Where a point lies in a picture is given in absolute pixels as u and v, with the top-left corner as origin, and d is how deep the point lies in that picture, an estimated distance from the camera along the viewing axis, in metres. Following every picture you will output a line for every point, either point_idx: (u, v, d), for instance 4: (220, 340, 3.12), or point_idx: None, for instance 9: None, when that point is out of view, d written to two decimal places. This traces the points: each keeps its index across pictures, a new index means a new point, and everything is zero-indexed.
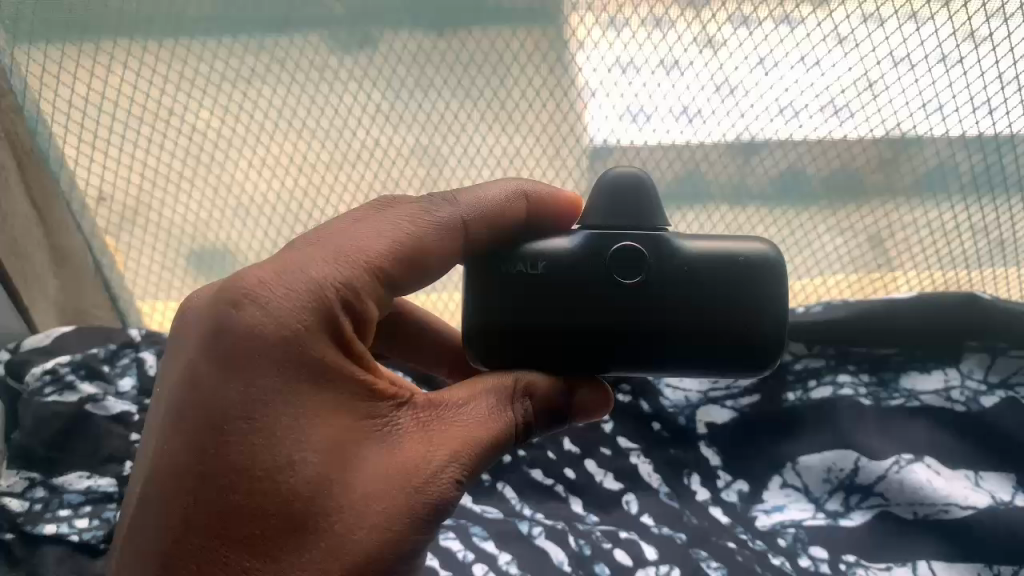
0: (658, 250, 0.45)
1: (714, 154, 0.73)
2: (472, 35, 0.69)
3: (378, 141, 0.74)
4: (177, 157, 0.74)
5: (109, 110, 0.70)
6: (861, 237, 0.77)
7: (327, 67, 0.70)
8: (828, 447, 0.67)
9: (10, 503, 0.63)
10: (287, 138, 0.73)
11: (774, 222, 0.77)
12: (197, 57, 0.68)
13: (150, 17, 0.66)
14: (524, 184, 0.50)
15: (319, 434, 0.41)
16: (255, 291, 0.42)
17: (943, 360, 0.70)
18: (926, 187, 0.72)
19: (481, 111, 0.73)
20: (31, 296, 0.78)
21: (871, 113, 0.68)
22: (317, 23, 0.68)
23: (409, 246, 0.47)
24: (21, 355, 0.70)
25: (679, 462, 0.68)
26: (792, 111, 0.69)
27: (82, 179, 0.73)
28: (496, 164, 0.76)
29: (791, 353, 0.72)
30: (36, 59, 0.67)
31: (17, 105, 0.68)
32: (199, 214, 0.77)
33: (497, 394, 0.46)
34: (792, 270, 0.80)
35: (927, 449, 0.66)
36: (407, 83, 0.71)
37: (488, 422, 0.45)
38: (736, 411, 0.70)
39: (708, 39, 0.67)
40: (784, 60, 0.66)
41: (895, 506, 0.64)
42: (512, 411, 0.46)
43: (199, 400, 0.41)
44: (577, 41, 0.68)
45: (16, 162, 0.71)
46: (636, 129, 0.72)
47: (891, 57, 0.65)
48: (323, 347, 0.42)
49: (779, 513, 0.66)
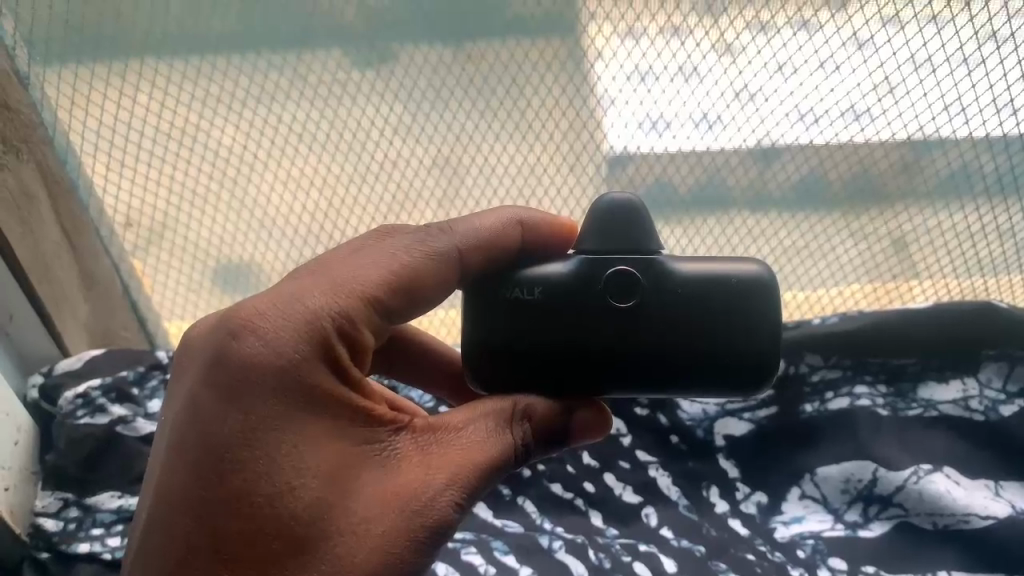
0: (652, 274, 0.44)
1: (736, 158, 0.70)
2: (489, 48, 0.66)
3: (397, 154, 0.72)
4: (202, 174, 0.73)
5: (130, 131, 0.69)
6: (884, 241, 0.74)
7: (349, 81, 0.68)
8: (846, 458, 0.67)
9: (45, 523, 0.65)
10: (311, 156, 0.72)
11: (797, 231, 0.75)
12: (221, 76, 0.67)
13: (172, 38, 0.65)
14: (519, 210, 0.49)
15: (319, 459, 0.41)
16: (254, 321, 0.41)
17: (960, 368, 0.70)
18: (943, 190, 0.70)
19: (502, 123, 0.71)
20: (61, 322, 0.77)
21: (893, 118, 0.65)
22: (337, 39, 0.66)
23: (405, 278, 0.45)
24: (54, 379, 0.72)
25: (696, 475, 0.68)
26: (813, 117, 0.66)
27: (113, 206, 0.74)
28: (514, 173, 0.74)
29: (808, 364, 0.71)
30: (59, 83, 0.66)
31: (46, 136, 0.68)
32: (224, 232, 0.77)
33: (495, 416, 0.45)
34: (818, 275, 0.78)
35: (945, 458, 0.66)
36: (425, 94, 0.69)
37: (489, 443, 0.44)
38: (753, 424, 0.70)
39: (726, 45, 0.63)
40: (795, 63, 0.63)
41: (915, 517, 0.64)
42: (512, 434, 0.45)
43: (200, 427, 0.40)
44: (595, 50, 0.65)
45: (48, 193, 0.71)
46: (655, 136, 0.69)
47: (912, 61, 0.62)
48: (322, 374, 0.42)
49: (798, 525, 0.65)
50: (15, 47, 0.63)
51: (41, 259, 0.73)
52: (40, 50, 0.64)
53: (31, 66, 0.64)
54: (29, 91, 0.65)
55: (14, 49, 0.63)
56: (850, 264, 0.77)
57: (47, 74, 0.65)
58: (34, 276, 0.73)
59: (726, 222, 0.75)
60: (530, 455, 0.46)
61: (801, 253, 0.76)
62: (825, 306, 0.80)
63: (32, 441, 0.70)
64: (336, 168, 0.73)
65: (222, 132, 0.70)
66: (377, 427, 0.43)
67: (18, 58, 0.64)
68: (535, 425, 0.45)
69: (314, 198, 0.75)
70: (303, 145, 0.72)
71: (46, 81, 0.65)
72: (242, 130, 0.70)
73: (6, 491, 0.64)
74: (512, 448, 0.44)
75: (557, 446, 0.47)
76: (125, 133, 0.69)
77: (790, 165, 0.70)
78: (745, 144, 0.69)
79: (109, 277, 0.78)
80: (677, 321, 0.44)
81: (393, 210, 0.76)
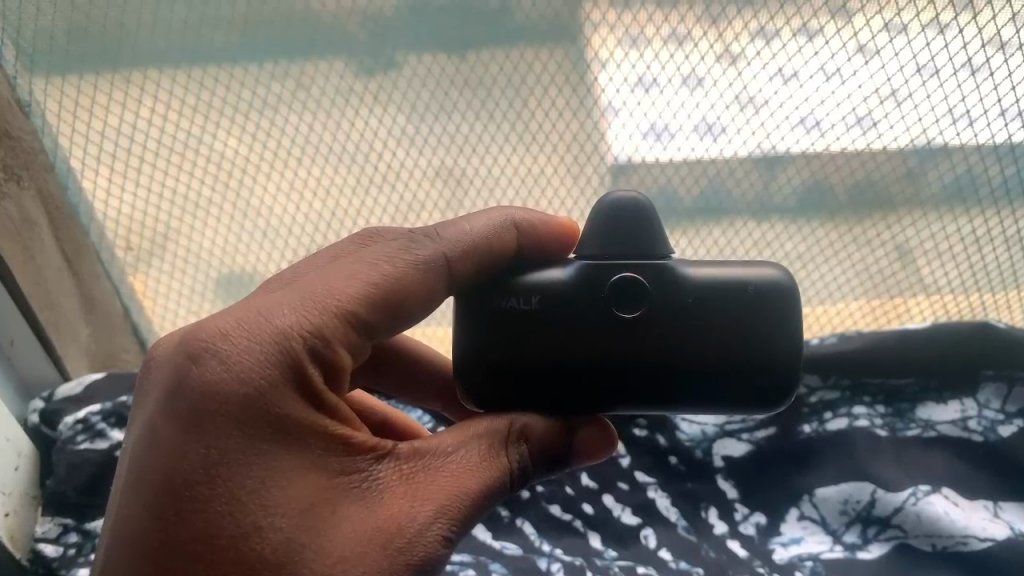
0: (660, 281, 0.42)
1: (741, 170, 0.67)
2: (482, 59, 0.63)
3: (394, 168, 0.69)
4: (204, 197, 0.70)
5: (127, 146, 0.66)
6: (885, 250, 0.71)
7: (343, 92, 0.65)
8: (845, 480, 0.67)
9: (44, 549, 0.65)
10: (313, 173, 0.69)
11: (810, 246, 0.71)
12: (224, 86, 0.64)
13: (179, 50, 0.63)
14: (512, 211, 0.47)
15: (288, 494, 0.38)
16: (216, 343, 0.39)
17: (959, 390, 0.70)
18: (943, 198, 0.66)
19: (505, 132, 0.67)
20: (63, 345, 0.75)
21: (895, 122, 0.62)
22: (339, 49, 0.63)
23: (383, 291, 0.42)
24: (55, 403, 0.72)
25: (696, 496, 0.68)
26: (813, 122, 0.63)
27: (113, 229, 0.72)
28: (512, 183, 0.70)
29: (806, 385, 0.72)
30: (56, 94, 0.63)
31: (50, 163, 0.66)
32: (222, 245, 0.74)
33: (489, 438, 0.42)
34: (827, 291, 0.75)
35: (944, 479, 0.66)
36: (421, 110, 0.66)
37: (481, 467, 0.41)
38: (751, 445, 0.70)
39: (728, 53, 0.61)
40: (796, 74, 0.61)
41: (914, 538, 0.63)
42: (507, 456, 0.42)
43: (159, 463, 0.38)
44: (600, 60, 0.62)
45: (48, 217, 0.69)
46: (660, 147, 0.66)
47: (918, 71, 0.59)
48: (290, 401, 0.39)
49: (797, 546, 0.65)
50: (18, 75, 0.62)
51: (42, 281, 0.70)
52: (41, 62, 0.62)
53: (34, 90, 0.62)
54: (30, 117, 0.63)
55: (17, 78, 0.62)
56: (845, 277, 0.73)
57: (48, 93, 0.63)
58: (38, 304, 0.71)
59: (722, 236, 0.71)
60: (529, 477, 0.44)
61: (802, 259, 0.72)
62: (823, 326, 0.77)
63: (33, 465, 0.70)
64: (335, 181, 0.70)
65: (222, 155, 0.68)
66: (356, 455, 0.40)
67: (21, 86, 0.62)
68: (533, 445, 0.43)
69: (314, 222, 0.72)
70: (305, 162, 0.69)
71: (49, 104, 0.63)
72: (240, 156, 0.68)
73: (7, 516, 0.65)
74: (507, 470, 0.42)
75: (561, 465, 0.46)
76: (128, 161, 0.67)
77: (787, 174, 0.67)
78: (739, 152, 0.66)
79: (108, 298, 0.75)
80: (682, 329, 0.42)
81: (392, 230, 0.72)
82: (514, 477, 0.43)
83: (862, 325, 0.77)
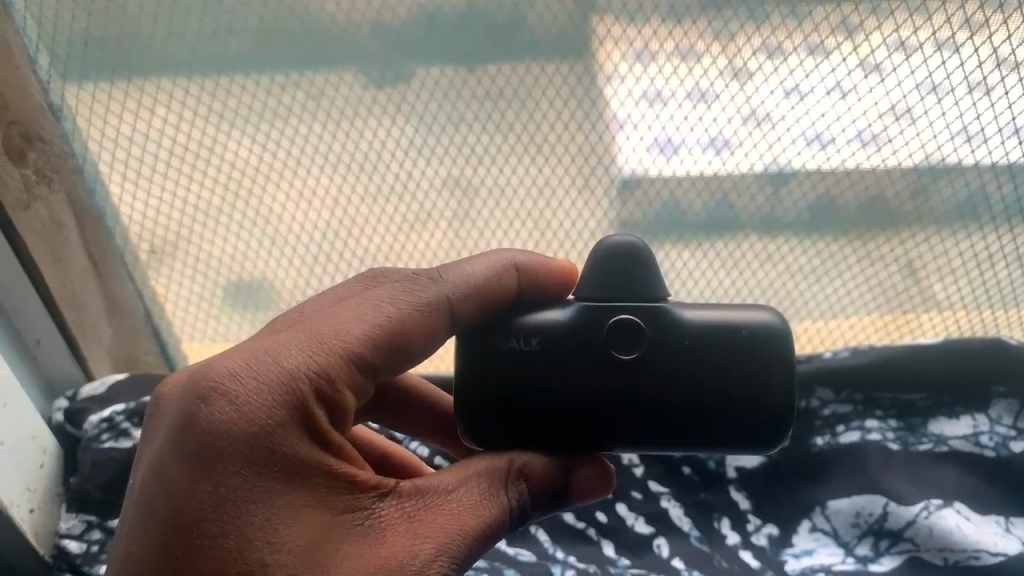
0: (657, 322, 0.43)
1: (748, 184, 0.67)
2: (500, 71, 0.64)
3: (406, 179, 0.70)
4: (222, 203, 0.71)
5: (150, 151, 0.67)
6: (894, 267, 0.71)
7: (361, 104, 0.66)
8: (857, 493, 0.67)
9: (68, 546, 0.67)
10: (326, 186, 0.70)
11: (825, 258, 0.71)
12: (241, 95, 0.65)
13: (197, 57, 0.63)
14: (515, 253, 0.48)
15: (294, 531, 0.39)
16: (225, 383, 0.40)
17: (971, 404, 0.71)
18: (956, 215, 0.66)
19: (518, 145, 0.67)
20: (85, 345, 0.77)
21: (909, 139, 0.62)
22: (354, 61, 0.64)
23: (389, 331, 0.44)
24: (78, 403, 0.73)
25: (708, 506, 0.69)
26: (827, 138, 0.63)
27: (138, 235, 0.73)
28: (523, 196, 0.70)
29: (818, 398, 0.72)
30: (88, 99, 0.64)
31: (77, 166, 0.67)
32: (235, 251, 0.74)
33: (489, 475, 0.43)
34: (838, 309, 0.75)
35: (956, 494, 0.66)
36: (439, 122, 0.66)
37: (482, 505, 0.42)
38: (765, 457, 0.71)
39: (740, 70, 0.61)
40: (811, 92, 0.61)
41: (925, 552, 0.63)
42: (508, 494, 0.43)
43: (168, 500, 0.39)
44: (604, 74, 0.63)
45: (75, 220, 0.70)
46: (666, 163, 0.67)
47: (931, 88, 0.60)
48: (297, 441, 0.40)
49: (808, 557, 0.65)
50: (50, 82, 0.63)
51: (67, 282, 0.72)
52: (73, 69, 0.63)
53: (64, 96, 0.64)
54: (60, 122, 0.65)
55: (48, 85, 0.63)
56: (858, 292, 0.73)
57: (79, 98, 0.64)
58: (62, 303, 0.73)
59: (737, 249, 0.71)
60: (530, 515, 0.45)
61: (816, 272, 0.72)
62: (836, 339, 0.77)
63: (59, 463, 0.72)
64: (349, 194, 0.70)
65: (243, 166, 0.69)
66: (359, 493, 0.41)
67: (52, 92, 0.64)
68: (533, 484, 0.44)
69: (328, 231, 0.73)
70: (325, 174, 0.69)
71: (80, 110, 0.65)
72: (262, 167, 0.69)
73: (33, 513, 0.66)
74: (507, 508, 0.43)
75: (561, 505, 0.47)
76: (151, 168, 0.68)
77: (799, 189, 0.67)
78: (754, 166, 0.66)
79: (133, 305, 0.77)
80: (677, 366, 0.43)
81: (405, 239, 0.73)
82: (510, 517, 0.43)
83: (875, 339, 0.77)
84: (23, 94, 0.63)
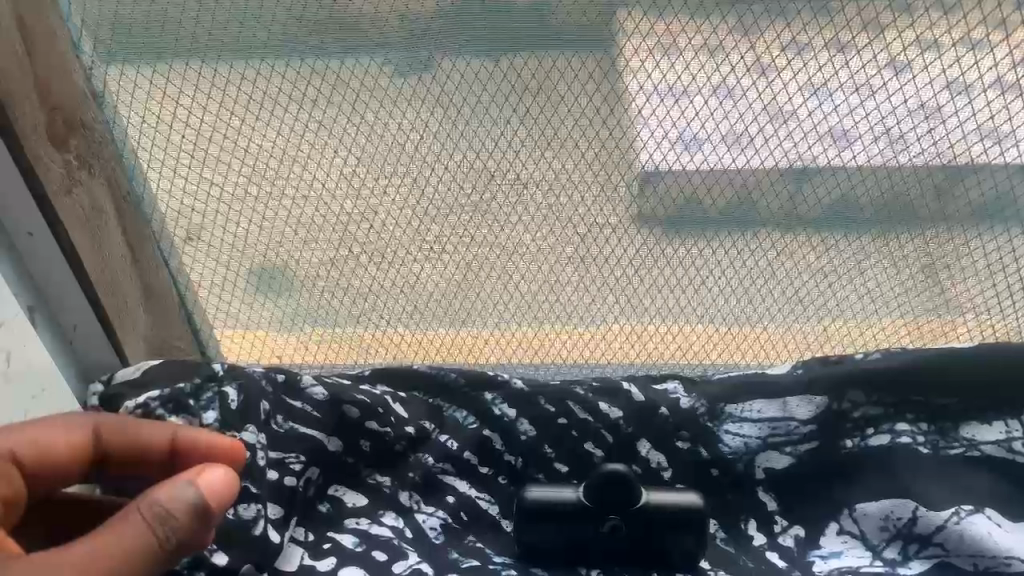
0: None
1: (765, 182, 0.68)
2: (525, 65, 0.63)
3: (435, 170, 0.70)
4: (255, 190, 0.72)
5: (190, 142, 0.68)
6: (909, 267, 0.73)
7: (390, 97, 0.65)
8: (886, 496, 0.69)
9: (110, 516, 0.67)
10: (355, 177, 0.71)
11: (838, 258, 0.73)
12: (270, 87, 0.65)
13: (221, 45, 0.63)
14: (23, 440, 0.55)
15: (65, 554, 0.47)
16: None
17: (1006, 410, 0.71)
18: (981, 215, 0.69)
19: (538, 142, 0.67)
20: (124, 335, 0.79)
21: (936, 140, 0.64)
22: (383, 51, 0.63)
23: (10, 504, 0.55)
24: (112, 388, 0.71)
25: (735, 509, 0.72)
26: (848, 140, 0.65)
27: (173, 220, 0.74)
28: (543, 195, 0.71)
29: (849, 401, 0.71)
30: (128, 88, 0.65)
31: (117, 153, 0.69)
32: (259, 242, 0.76)
33: (135, 516, 0.49)
34: (855, 307, 0.77)
35: (989, 500, 0.67)
36: (464, 112, 0.66)
37: (133, 533, 0.48)
38: (795, 458, 0.72)
39: (767, 69, 0.62)
40: (837, 90, 0.62)
41: (955, 557, 0.65)
42: (144, 522, 0.49)
43: None
44: (632, 70, 0.62)
45: (115, 208, 0.71)
46: (687, 157, 0.67)
47: (962, 91, 0.61)
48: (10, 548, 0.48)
49: (837, 559, 0.67)
50: (93, 66, 0.64)
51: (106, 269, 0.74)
52: (118, 56, 0.64)
53: (106, 81, 0.65)
54: (103, 110, 0.66)
55: (92, 70, 0.64)
56: (878, 280, 0.74)
57: (120, 84, 0.65)
58: (102, 290, 0.74)
59: (760, 246, 0.73)
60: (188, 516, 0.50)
61: (835, 272, 0.74)
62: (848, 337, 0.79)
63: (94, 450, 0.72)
64: (377, 187, 0.71)
65: (271, 157, 0.70)
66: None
67: (94, 77, 0.65)
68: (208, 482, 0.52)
69: (353, 225, 0.74)
70: (358, 170, 0.70)
71: (121, 96, 0.66)
72: (291, 160, 0.70)
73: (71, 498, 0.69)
74: (142, 531, 0.48)
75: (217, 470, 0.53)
76: (192, 163, 0.69)
77: (815, 192, 0.68)
78: (779, 164, 0.67)
79: (166, 291, 0.78)
80: None
81: (434, 232, 0.74)
82: (202, 529, 0.51)
83: (890, 335, 0.79)
84: (67, 78, 0.63)
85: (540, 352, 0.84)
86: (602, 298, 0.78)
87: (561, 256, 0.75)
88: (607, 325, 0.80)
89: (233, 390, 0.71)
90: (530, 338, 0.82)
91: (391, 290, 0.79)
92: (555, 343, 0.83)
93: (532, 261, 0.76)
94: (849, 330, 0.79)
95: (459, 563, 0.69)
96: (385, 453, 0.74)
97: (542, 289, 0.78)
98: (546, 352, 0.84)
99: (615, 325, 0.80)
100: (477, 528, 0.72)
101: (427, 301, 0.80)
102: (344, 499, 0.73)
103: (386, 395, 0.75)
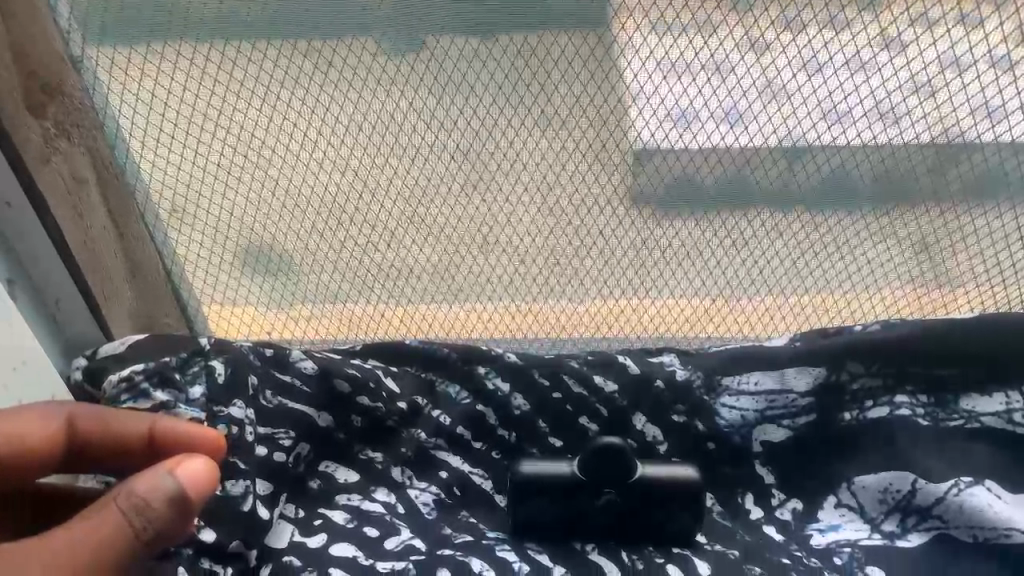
0: None
1: (759, 157, 0.67)
2: (515, 40, 0.62)
3: (425, 144, 0.68)
4: (237, 165, 0.70)
5: (172, 115, 0.66)
6: (904, 240, 0.72)
7: (375, 72, 0.64)
8: (884, 469, 0.68)
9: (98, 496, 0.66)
10: (340, 151, 0.69)
11: (833, 231, 0.72)
12: (250, 62, 0.63)
13: (198, 19, 0.61)
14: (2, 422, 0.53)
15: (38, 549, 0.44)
16: None
17: (1008, 381, 0.70)
18: (978, 188, 0.68)
19: (529, 118, 0.66)
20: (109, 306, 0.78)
21: (932, 115, 0.63)
22: (368, 26, 0.62)
23: None
24: (97, 362, 0.70)
25: (733, 483, 0.71)
26: (841, 115, 0.64)
27: (159, 192, 0.72)
28: (536, 169, 0.69)
29: (849, 372, 0.71)
30: (111, 60, 0.63)
31: (98, 122, 0.67)
32: (241, 217, 0.74)
33: (111, 508, 0.46)
34: (850, 279, 0.76)
35: (988, 473, 0.67)
36: (453, 86, 0.64)
37: (109, 526, 0.45)
38: (792, 431, 0.72)
39: (763, 44, 0.60)
40: (830, 63, 0.61)
41: (954, 529, 0.64)
42: (121, 514, 0.46)
43: None
44: (624, 47, 0.61)
45: (97, 177, 0.70)
46: (681, 131, 0.65)
47: (956, 67, 0.60)
48: None
49: (835, 532, 0.67)
50: (72, 32, 0.62)
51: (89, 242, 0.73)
52: (93, 30, 0.62)
53: (85, 49, 0.63)
54: (81, 75, 0.64)
55: (70, 34, 0.62)
56: (873, 253, 0.74)
57: (101, 52, 0.63)
58: (87, 266, 0.74)
59: (754, 220, 0.72)
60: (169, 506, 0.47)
61: (830, 245, 0.73)
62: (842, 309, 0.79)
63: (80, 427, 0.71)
64: (364, 163, 0.70)
65: (252, 133, 0.68)
66: None
67: (73, 43, 0.62)
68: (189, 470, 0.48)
69: (339, 200, 0.72)
70: (344, 146, 0.68)
71: (102, 61, 0.63)
72: (273, 136, 0.68)
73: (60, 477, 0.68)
74: (119, 523, 0.45)
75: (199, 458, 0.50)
76: (177, 134, 0.67)
77: (811, 166, 0.67)
78: (774, 139, 0.66)
79: (152, 262, 0.77)
80: None
81: (424, 205, 0.73)
82: (184, 519, 0.48)
83: (885, 307, 0.79)
84: (45, 48, 0.62)
85: (531, 325, 0.83)
86: (595, 272, 0.77)
87: (553, 230, 0.74)
88: (599, 298, 0.79)
89: (220, 364, 0.69)
90: (521, 311, 0.81)
91: (380, 264, 0.77)
92: (546, 317, 0.82)
93: (524, 235, 0.74)
94: (843, 303, 0.79)
95: (453, 538, 0.68)
96: (378, 428, 0.74)
97: (533, 264, 0.77)
98: (537, 326, 0.83)
99: (607, 298, 0.79)
100: (473, 504, 0.71)
101: (417, 275, 0.78)
102: (336, 476, 0.71)
103: (378, 369, 0.73)
